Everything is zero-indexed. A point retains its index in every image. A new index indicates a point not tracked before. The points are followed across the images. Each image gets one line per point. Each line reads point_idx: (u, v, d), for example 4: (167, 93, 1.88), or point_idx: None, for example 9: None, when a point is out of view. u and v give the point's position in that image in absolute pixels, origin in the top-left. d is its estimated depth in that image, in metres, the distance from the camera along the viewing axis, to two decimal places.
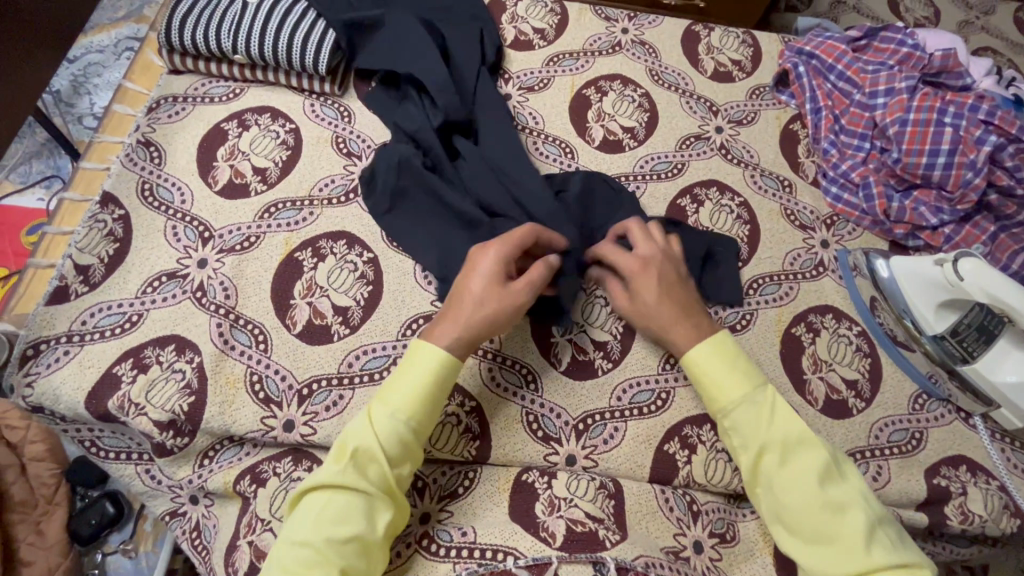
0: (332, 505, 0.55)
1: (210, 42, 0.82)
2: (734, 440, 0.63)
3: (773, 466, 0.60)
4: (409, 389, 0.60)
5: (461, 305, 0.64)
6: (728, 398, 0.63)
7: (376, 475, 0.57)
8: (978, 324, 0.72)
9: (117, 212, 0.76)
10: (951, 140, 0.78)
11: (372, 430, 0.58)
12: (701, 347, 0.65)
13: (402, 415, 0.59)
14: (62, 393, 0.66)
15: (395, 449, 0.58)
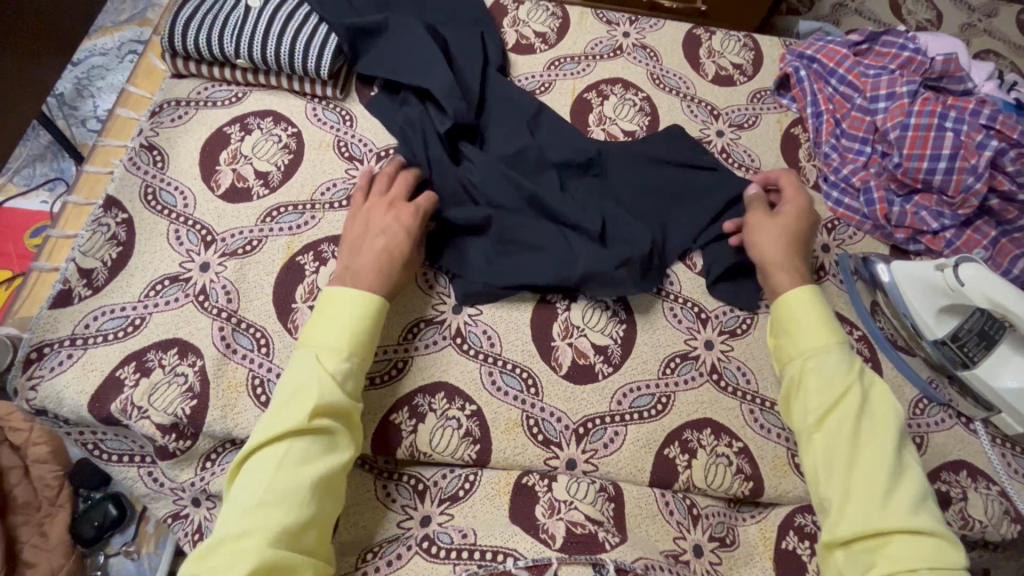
0: (296, 447, 0.56)
1: (212, 46, 0.83)
2: (810, 382, 0.63)
3: (850, 413, 0.60)
4: (348, 329, 0.62)
5: (377, 257, 0.68)
6: (818, 344, 0.65)
7: (335, 415, 0.59)
8: (978, 329, 0.73)
9: (120, 216, 0.76)
10: (952, 145, 0.78)
11: (326, 373, 0.59)
12: (808, 297, 0.68)
13: (349, 356, 0.61)
14: (65, 397, 0.66)
15: (348, 388, 0.61)
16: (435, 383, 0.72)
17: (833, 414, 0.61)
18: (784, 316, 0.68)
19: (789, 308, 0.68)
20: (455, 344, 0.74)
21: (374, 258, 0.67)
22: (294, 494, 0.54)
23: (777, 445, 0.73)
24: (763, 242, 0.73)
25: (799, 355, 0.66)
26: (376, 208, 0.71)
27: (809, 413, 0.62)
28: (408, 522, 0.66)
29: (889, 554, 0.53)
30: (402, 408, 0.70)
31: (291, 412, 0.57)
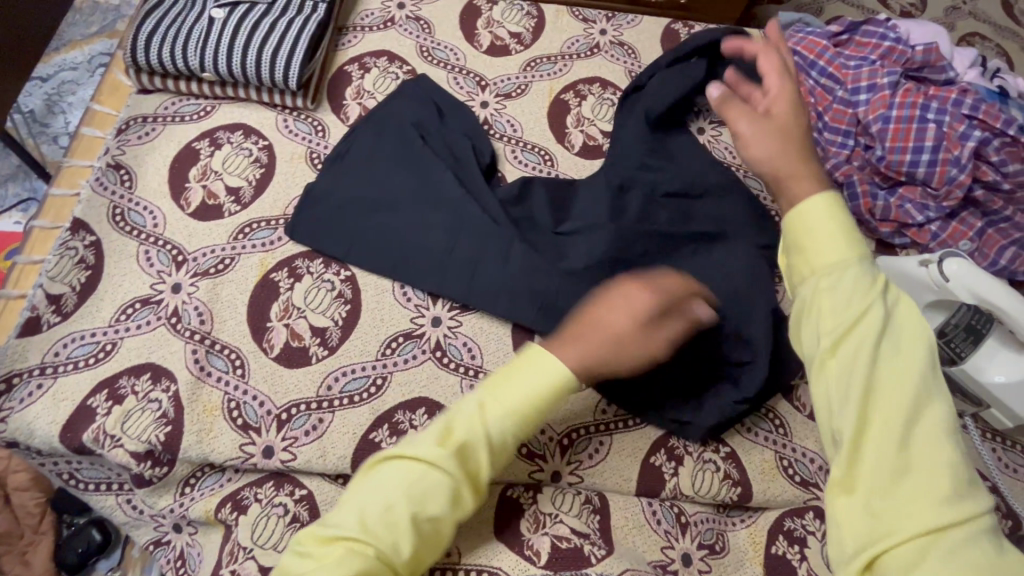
0: (424, 483, 0.51)
1: (177, 60, 0.81)
2: (827, 307, 0.50)
3: (869, 339, 0.48)
4: (528, 393, 0.54)
5: (603, 331, 0.56)
6: (834, 260, 0.51)
7: (471, 463, 0.53)
8: (966, 324, 0.70)
9: (88, 239, 0.75)
10: (934, 136, 0.77)
11: (480, 420, 0.53)
12: (815, 200, 0.53)
13: (513, 419, 0.53)
14: (36, 428, 0.65)
15: (498, 444, 0.53)
16: (416, 399, 0.70)
17: (850, 343, 0.48)
18: (795, 227, 0.54)
19: (801, 215, 0.54)
20: (435, 358, 0.73)
21: (604, 331, 0.56)
22: (397, 528, 0.50)
23: (765, 448, 0.72)
24: (763, 152, 0.58)
25: (812, 274, 0.52)
26: (632, 297, 0.57)
27: (822, 338, 0.49)
28: None
29: (900, 517, 0.43)
30: (382, 425, 0.68)
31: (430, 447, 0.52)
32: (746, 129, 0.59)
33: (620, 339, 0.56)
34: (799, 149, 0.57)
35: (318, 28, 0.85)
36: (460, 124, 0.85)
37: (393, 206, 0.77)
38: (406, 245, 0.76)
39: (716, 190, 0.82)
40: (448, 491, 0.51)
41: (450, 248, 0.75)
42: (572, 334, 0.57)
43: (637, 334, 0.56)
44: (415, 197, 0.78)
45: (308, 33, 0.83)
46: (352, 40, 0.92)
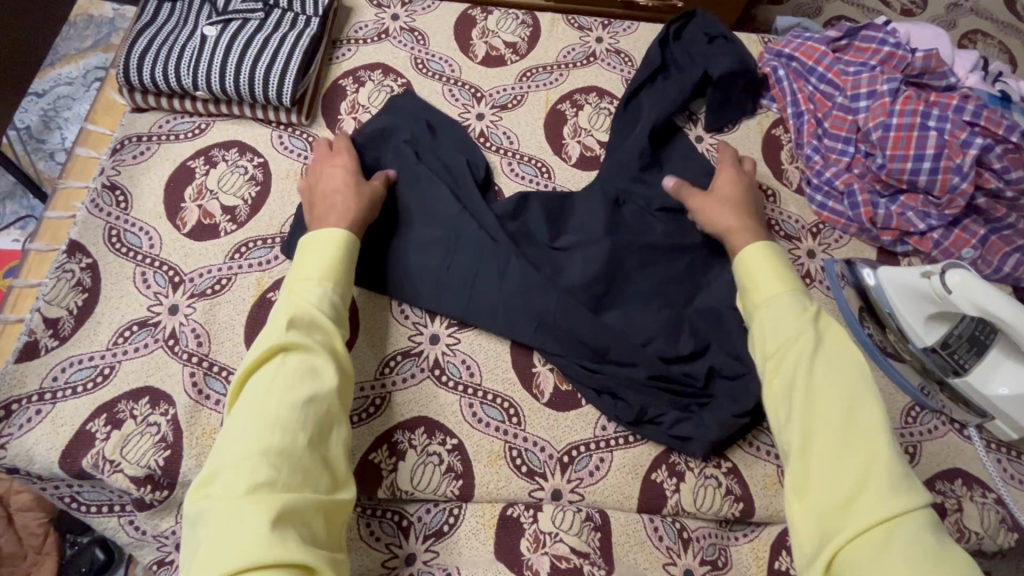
0: (283, 368, 0.56)
1: (170, 80, 0.80)
2: (766, 335, 0.62)
3: (807, 355, 0.58)
4: (325, 260, 0.65)
5: (353, 193, 0.72)
6: (769, 294, 0.64)
7: (314, 334, 0.60)
8: (969, 334, 0.71)
9: (84, 261, 0.74)
10: (935, 144, 0.76)
11: (296, 300, 0.62)
12: (750, 250, 0.68)
13: (326, 284, 0.64)
14: (36, 454, 0.65)
15: (329, 312, 0.63)
16: (415, 418, 0.70)
17: (787, 361, 0.59)
18: (742, 273, 0.68)
19: (744, 262, 0.68)
20: (434, 376, 0.72)
21: (341, 197, 0.72)
22: (277, 413, 0.53)
23: (768, 463, 0.71)
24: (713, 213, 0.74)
25: (755, 308, 0.65)
26: (337, 165, 0.76)
27: (766, 360, 0.61)
28: (393, 561, 0.65)
29: (853, 512, 0.50)
30: (381, 446, 0.69)
31: (265, 338, 0.58)
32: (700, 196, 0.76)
33: (347, 201, 0.71)
34: (740, 213, 0.73)
35: (312, 43, 0.85)
36: (453, 139, 0.84)
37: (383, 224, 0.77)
38: (407, 267, 0.75)
39: None
40: (297, 360, 0.57)
41: (450, 270, 0.75)
42: (321, 206, 0.72)
43: (362, 202, 0.73)
44: (405, 215, 0.77)
45: (301, 48, 0.83)
46: (346, 53, 0.91)
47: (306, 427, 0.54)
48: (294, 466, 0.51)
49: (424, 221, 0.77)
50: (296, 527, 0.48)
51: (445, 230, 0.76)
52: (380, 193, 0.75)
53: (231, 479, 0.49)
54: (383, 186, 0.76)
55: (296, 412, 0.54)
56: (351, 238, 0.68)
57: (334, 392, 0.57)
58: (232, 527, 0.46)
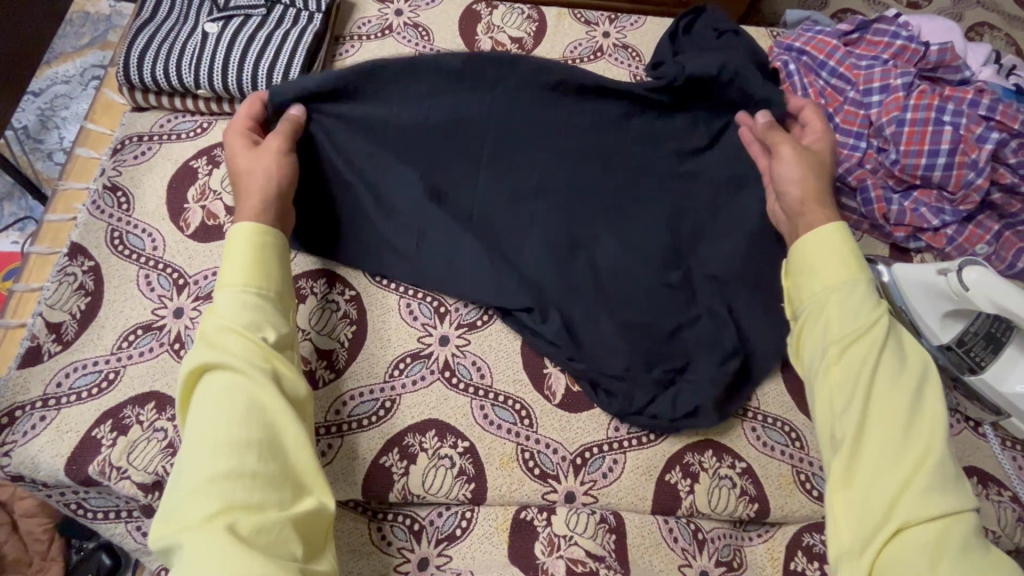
0: (214, 390, 0.54)
1: (171, 78, 0.79)
2: (827, 325, 0.57)
3: (875, 347, 0.55)
4: (245, 262, 0.60)
5: (261, 168, 0.67)
6: (835, 283, 0.59)
7: (240, 340, 0.56)
8: (985, 332, 0.70)
9: (87, 264, 0.73)
10: (950, 140, 0.75)
11: (216, 309, 0.58)
12: (824, 230, 0.61)
13: (239, 287, 0.59)
14: (41, 461, 0.64)
15: (244, 315, 0.58)
16: (425, 421, 0.69)
17: (854, 354, 0.56)
18: (800, 255, 0.62)
19: (807, 244, 0.62)
20: (444, 378, 0.71)
21: (251, 177, 0.66)
22: (218, 435, 0.51)
23: (782, 462, 0.71)
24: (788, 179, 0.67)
25: (815, 296, 0.59)
26: (239, 141, 0.69)
27: (830, 347, 0.56)
28: (406, 566, 0.65)
29: (900, 506, 0.50)
30: (392, 449, 0.68)
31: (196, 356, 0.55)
32: (788, 152, 0.68)
33: (256, 181, 0.66)
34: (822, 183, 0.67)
35: (315, 40, 0.83)
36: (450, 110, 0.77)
37: (383, 215, 0.75)
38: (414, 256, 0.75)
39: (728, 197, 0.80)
40: (226, 376, 0.54)
41: (457, 260, 0.74)
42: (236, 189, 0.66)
43: (275, 174, 0.67)
44: (409, 206, 0.75)
45: (305, 45, 0.81)
46: (351, 50, 0.90)
47: (255, 443, 0.52)
48: (254, 485, 0.50)
49: (427, 216, 0.75)
50: (263, 548, 0.48)
51: (449, 226, 0.75)
52: (284, 146, 0.69)
53: (186, 511, 0.48)
54: (289, 149, 0.69)
55: (240, 428, 0.52)
56: (265, 229, 0.63)
57: (274, 397, 0.55)
58: (194, 559, 0.46)
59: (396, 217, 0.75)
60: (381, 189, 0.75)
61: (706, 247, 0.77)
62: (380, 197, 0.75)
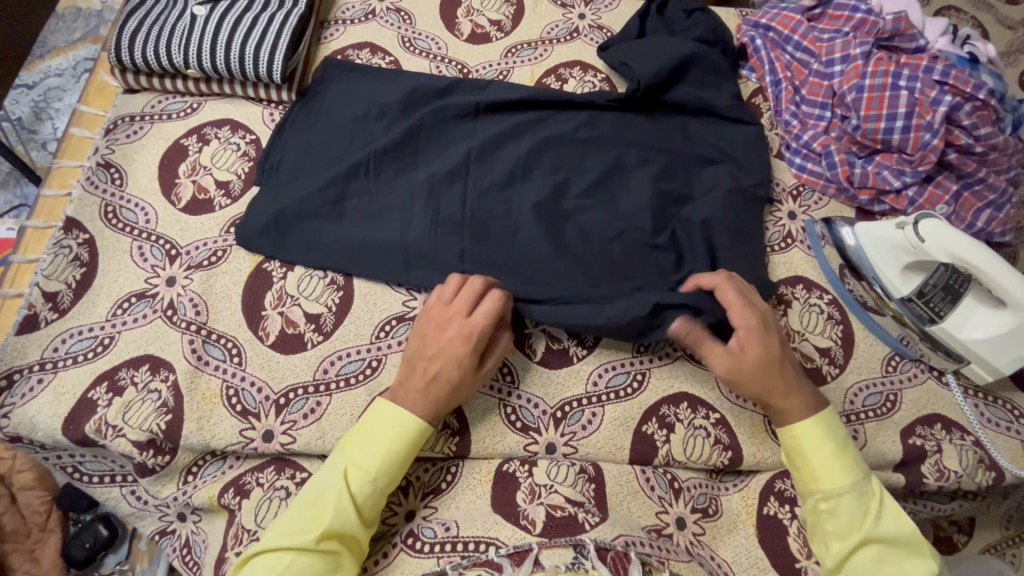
0: (300, 563, 0.55)
1: (161, 58, 0.82)
2: (827, 526, 0.61)
3: (868, 555, 0.59)
4: (386, 454, 0.60)
5: (431, 377, 0.63)
6: (834, 483, 0.61)
7: (344, 542, 0.58)
8: (943, 284, 0.73)
9: (82, 237, 0.76)
10: (906, 103, 0.78)
11: (348, 493, 0.58)
12: (809, 425, 0.63)
13: (379, 481, 0.60)
14: (39, 421, 0.66)
15: (369, 509, 0.59)
16: None
17: (858, 551, 0.59)
18: (792, 449, 0.64)
19: (795, 440, 0.64)
20: None
21: (412, 376, 0.64)
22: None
23: (753, 413, 0.73)
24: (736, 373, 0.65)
25: (814, 490, 0.62)
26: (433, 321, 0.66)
27: (831, 546, 0.60)
28: (393, 518, 0.66)
29: None
30: None
31: (300, 525, 0.57)
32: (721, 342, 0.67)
33: (407, 386, 0.64)
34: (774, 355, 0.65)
35: (300, 22, 0.86)
36: (443, 92, 0.86)
37: (371, 178, 0.79)
38: (397, 211, 0.77)
39: (698, 163, 0.83)
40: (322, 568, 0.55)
41: (443, 216, 0.77)
42: (402, 373, 0.65)
43: (440, 390, 0.63)
44: (397, 166, 0.80)
45: (290, 27, 0.84)
46: (335, 34, 0.94)
47: None
48: None
49: (413, 180, 0.79)
50: None
51: (424, 189, 0.78)
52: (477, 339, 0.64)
53: None
54: (451, 360, 0.63)
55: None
56: (406, 449, 0.61)
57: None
58: None
59: (375, 216, 0.77)
60: (365, 157, 0.79)
61: (680, 213, 0.80)
62: (363, 193, 0.78)
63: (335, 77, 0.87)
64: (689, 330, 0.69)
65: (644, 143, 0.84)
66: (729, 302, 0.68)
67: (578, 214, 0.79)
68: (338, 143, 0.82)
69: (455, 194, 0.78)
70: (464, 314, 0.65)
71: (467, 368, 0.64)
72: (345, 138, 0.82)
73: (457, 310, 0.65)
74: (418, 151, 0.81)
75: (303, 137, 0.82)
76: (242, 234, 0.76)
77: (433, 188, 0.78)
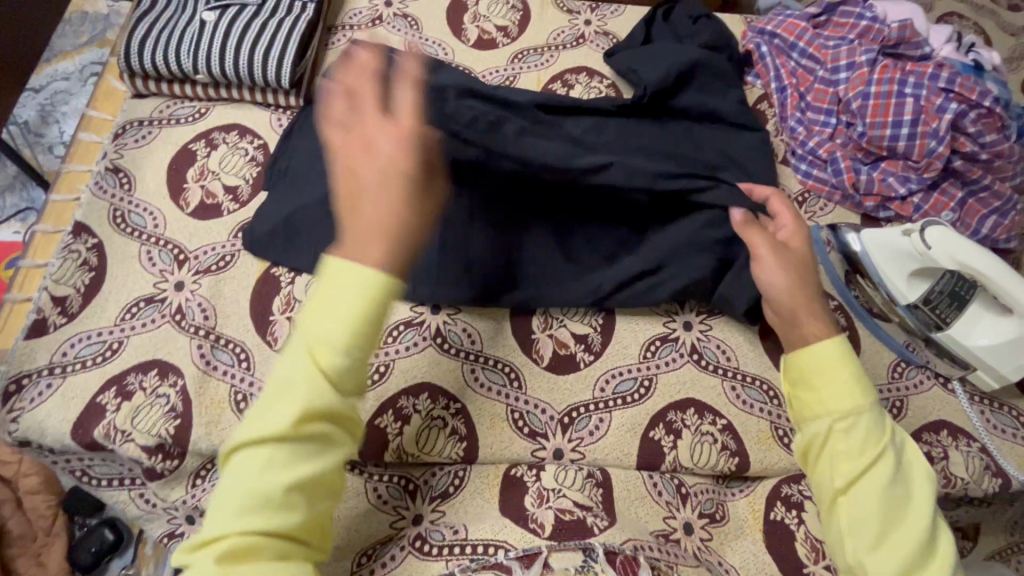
0: (278, 456, 0.46)
1: (170, 64, 0.82)
2: (841, 444, 0.56)
3: (885, 477, 0.54)
4: (344, 313, 0.47)
5: (387, 189, 0.49)
6: (850, 401, 0.57)
7: (336, 432, 0.49)
8: (949, 291, 0.74)
9: (90, 241, 0.76)
10: (912, 110, 0.79)
11: (318, 371, 0.47)
12: (823, 345, 0.60)
13: (348, 350, 0.47)
14: (48, 425, 0.67)
15: (347, 382, 0.48)
16: (419, 384, 0.72)
17: (869, 472, 0.54)
18: (806, 367, 0.60)
19: (808, 358, 0.61)
20: (436, 344, 0.74)
21: (393, 178, 0.49)
22: (250, 523, 0.45)
23: (760, 419, 0.73)
24: (780, 285, 0.66)
25: (825, 411, 0.58)
26: (376, 133, 0.51)
27: (846, 471, 0.55)
28: (401, 522, 0.66)
29: None
30: (386, 411, 0.70)
31: (267, 420, 0.47)
32: (767, 258, 0.68)
33: (390, 195, 0.49)
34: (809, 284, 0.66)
35: (308, 28, 0.86)
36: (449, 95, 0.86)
37: None
38: None
39: (704, 170, 0.84)
40: (320, 435, 0.48)
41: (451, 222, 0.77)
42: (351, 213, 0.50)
43: (410, 159, 0.50)
44: None
45: (298, 33, 0.84)
46: (341, 39, 0.94)
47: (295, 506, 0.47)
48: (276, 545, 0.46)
49: None
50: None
51: None
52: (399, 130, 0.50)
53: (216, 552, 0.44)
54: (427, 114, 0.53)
55: (288, 517, 0.46)
56: (382, 285, 0.47)
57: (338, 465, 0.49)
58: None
59: None
60: None
61: None
62: None
63: None
64: (745, 224, 0.71)
65: (650, 149, 0.84)
66: (765, 237, 0.69)
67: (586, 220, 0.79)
68: None
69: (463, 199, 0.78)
70: (372, 113, 0.52)
71: (399, 169, 0.49)
72: None
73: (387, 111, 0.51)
74: None
75: (310, 141, 0.82)
76: (251, 238, 0.76)
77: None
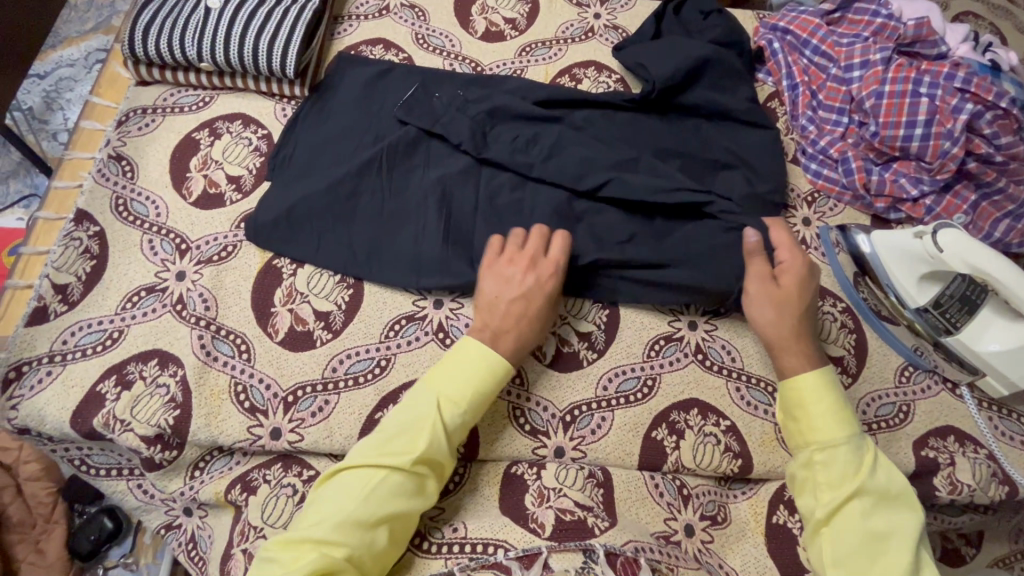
0: (388, 483, 0.57)
1: (174, 51, 0.82)
2: (820, 476, 0.60)
3: (861, 506, 0.57)
4: (467, 382, 0.62)
5: (523, 311, 0.67)
6: (828, 435, 0.61)
7: (428, 481, 0.59)
8: (960, 295, 0.72)
9: (92, 229, 0.76)
10: (927, 110, 0.78)
11: (441, 421, 0.60)
12: (806, 377, 0.64)
13: (468, 413, 0.61)
14: (47, 413, 0.66)
15: (455, 438, 0.61)
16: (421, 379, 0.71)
17: (847, 504, 0.57)
18: (792, 399, 0.64)
19: (796, 390, 0.64)
20: (438, 339, 0.73)
21: (529, 301, 0.67)
22: (339, 532, 0.54)
23: (764, 421, 0.73)
24: (763, 317, 0.68)
25: (808, 443, 0.62)
26: (514, 263, 0.70)
27: (824, 501, 0.58)
28: None
29: None
30: (387, 405, 0.69)
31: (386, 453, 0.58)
32: (755, 294, 0.69)
33: (528, 313, 0.67)
34: (793, 321, 0.67)
35: (314, 17, 0.85)
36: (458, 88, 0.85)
37: (384, 175, 0.78)
38: (409, 209, 0.77)
39: (712, 167, 0.82)
40: (426, 477, 0.59)
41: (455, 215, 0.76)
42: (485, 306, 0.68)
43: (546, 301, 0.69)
44: (410, 164, 0.79)
45: (304, 22, 0.83)
46: (348, 29, 0.93)
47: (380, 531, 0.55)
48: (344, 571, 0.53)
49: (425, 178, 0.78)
50: None
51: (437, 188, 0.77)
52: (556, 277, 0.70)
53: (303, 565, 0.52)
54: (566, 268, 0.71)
55: (376, 534, 0.55)
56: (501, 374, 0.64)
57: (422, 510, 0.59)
58: None
59: (386, 213, 0.77)
60: (376, 153, 0.78)
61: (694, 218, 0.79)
62: (375, 192, 0.77)
63: (349, 73, 0.86)
64: (752, 248, 0.70)
65: (658, 146, 0.83)
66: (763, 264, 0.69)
67: (592, 216, 0.78)
68: (351, 139, 0.81)
69: (468, 193, 0.77)
70: (542, 255, 0.70)
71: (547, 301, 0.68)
72: (358, 134, 0.81)
73: (534, 250, 0.70)
74: (429, 149, 0.80)
75: (316, 132, 0.82)
76: (253, 228, 0.75)
77: (445, 187, 0.77)
